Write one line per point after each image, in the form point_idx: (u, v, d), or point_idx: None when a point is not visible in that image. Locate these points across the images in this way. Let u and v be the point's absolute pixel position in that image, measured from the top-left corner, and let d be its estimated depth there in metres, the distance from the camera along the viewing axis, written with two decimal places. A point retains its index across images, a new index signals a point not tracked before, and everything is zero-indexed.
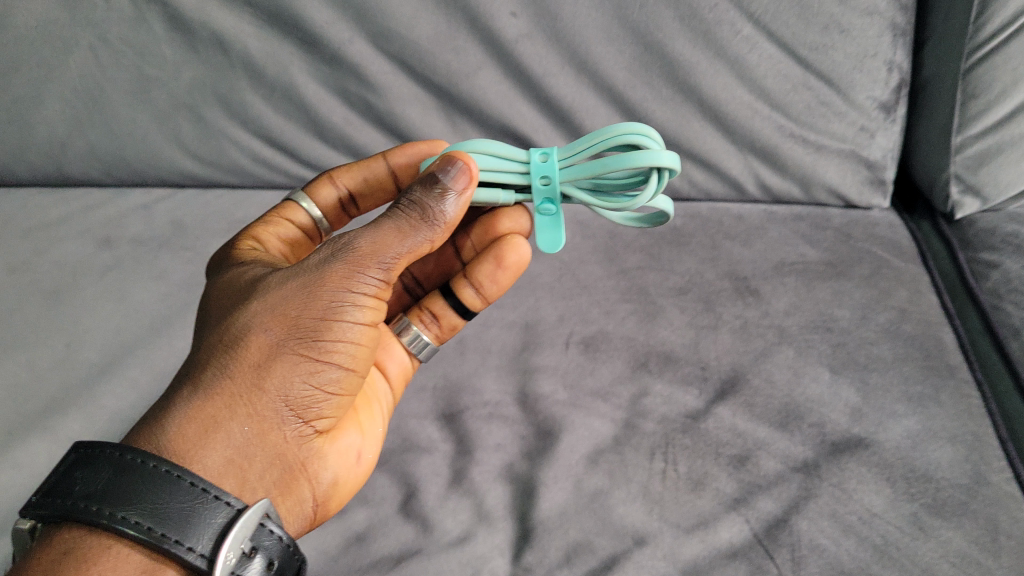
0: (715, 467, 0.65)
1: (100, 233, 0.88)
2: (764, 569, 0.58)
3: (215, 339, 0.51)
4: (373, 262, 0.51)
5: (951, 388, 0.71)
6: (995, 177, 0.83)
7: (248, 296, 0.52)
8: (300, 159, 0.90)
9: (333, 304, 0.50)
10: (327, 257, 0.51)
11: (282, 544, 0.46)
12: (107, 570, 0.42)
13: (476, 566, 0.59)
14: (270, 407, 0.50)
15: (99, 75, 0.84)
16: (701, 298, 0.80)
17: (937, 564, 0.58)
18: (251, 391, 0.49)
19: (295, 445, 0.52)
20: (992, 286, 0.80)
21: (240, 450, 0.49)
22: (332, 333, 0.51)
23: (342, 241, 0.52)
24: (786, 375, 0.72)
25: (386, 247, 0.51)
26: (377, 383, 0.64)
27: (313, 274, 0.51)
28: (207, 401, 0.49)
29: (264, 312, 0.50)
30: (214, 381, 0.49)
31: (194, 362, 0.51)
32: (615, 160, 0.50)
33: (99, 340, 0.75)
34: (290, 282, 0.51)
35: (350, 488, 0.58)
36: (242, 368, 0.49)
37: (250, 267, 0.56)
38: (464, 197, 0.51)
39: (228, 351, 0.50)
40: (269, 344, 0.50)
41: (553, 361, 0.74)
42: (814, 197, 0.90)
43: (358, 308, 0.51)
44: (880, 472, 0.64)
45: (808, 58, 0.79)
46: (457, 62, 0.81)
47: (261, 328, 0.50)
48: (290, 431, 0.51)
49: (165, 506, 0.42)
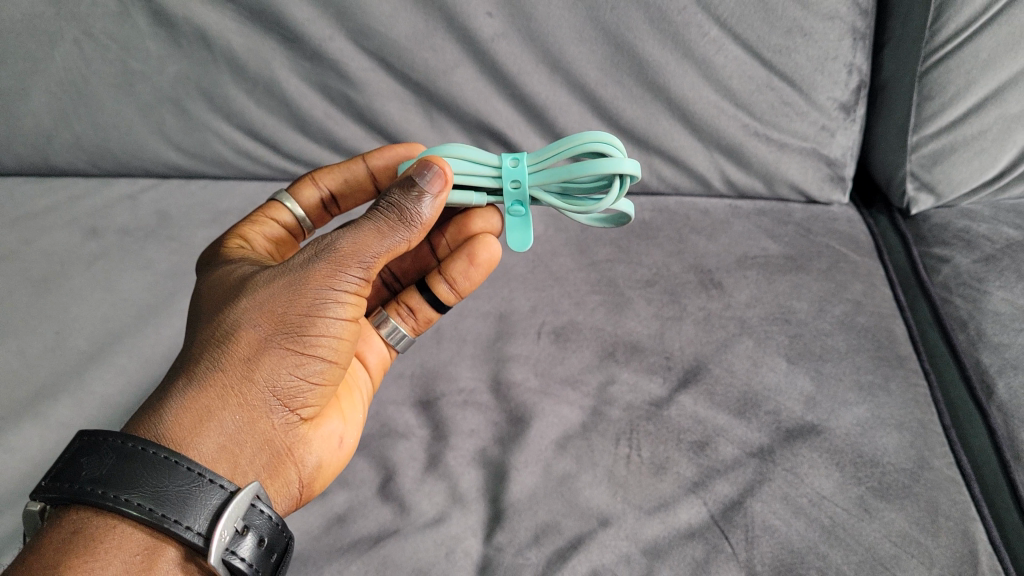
0: (676, 452, 0.69)
1: (86, 222, 0.90)
2: (719, 547, 0.63)
3: (207, 333, 0.54)
4: (354, 262, 0.54)
5: (899, 377, 0.75)
6: (948, 175, 0.88)
7: (237, 292, 0.55)
8: (281, 151, 0.92)
9: (317, 302, 0.53)
10: (311, 257, 0.54)
11: (271, 522, 0.49)
12: (113, 547, 0.45)
13: (451, 545, 0.63)
14: (259, 397, 0.53)
15: (84, 69, 0.86)
16: (667, 289, 0.84)
17: (880, 543, 0.63)
18: (241, 383, 0.53)
19: (282, 431, 0.56)
20: (943, 279, 0.84)
21: (231, 438, 0.52)
22: (316, 328, 0.54)
23: (325, 241, 0.54)
24: (746, 365, 0.76)
25: (366, 247, 0.54)
26: (357, 372, 0.67)
27: (298, 273, 0.53)
28: (200, 391, 0.52)
29: (253, 308, 0.53)
30: (206, 373, 0.53)
31: (187, 355, 0.54)
32: (580, 167, 0.53)
33: (88, 328, 0.78)
34: (277, 280, 0.54)
35: (334, 470, 0.61)
36: (232, 361, 0.53)
37: (238, 265, 0.59)
38: (440, 199, 0.53)
39: (219, 345, 0.53)
40: (258, 339, 0.53)
41: (525, 351, 0.78)
42: (777, 192, 0.94)
43: (340, 304, 0.54)
44: (831, 457, 0.69)
45: (772, 60, 0.82)
46: (435, 60, 0.84)
47: (250, 324, 0.53)
48: (277, 419, 0.55)
49: (165, 488, 0.45)
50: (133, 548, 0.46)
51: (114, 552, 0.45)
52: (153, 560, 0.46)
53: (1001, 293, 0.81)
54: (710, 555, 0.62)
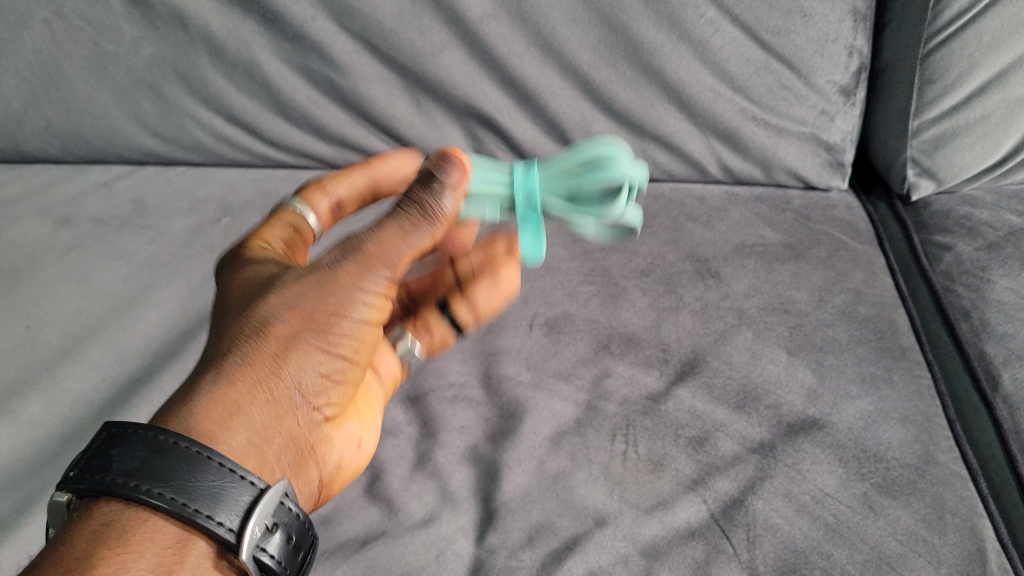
0: (674, 449, 0.67)
1: (59, 211, 0.87)
2: (721, 547, 0.61)
3: (230, 333, 0.50)
4: (380, 260, 0.52)
5: (902, 369, 0.73)
6: (950, 160, 0.85)
7: (261, 293, 0.51)
8: (261, 137, 0.89)
9: (347, 299, 0.51)
10: (337, 257, 0.52)
11: (298, 521, 0.45)
12: (143, 541, 0.40)
13: (440, 548, 0.60)
14: (287, 394, 0.49)
15: (54, 51, 0.82)
16: (663, 279, 0.81)
17: (885, 542, 0.61)
18: (269, 377, 0.48)
19: (308, 432, 0.51)
20: (945, 268, 0.82)
21: (259, 434, 0.47)
22: (344, 325, 0.51)
23: (349, 242, 0.53)
24: (745, 357, 0.74)
25: (389, 245, 0.52)
26: (372, 383, 0.62)
27: (325, 271, 0.51)
28: (227, 386, 0.47)
29: (280, 304, 0.50)
30: (232, 368, 0.48)
31: (209, 354, 0.49)
32: (590, 177, 0.58)
33: (60, 321, 0.75)
34: (303, 280, 0.51)
35: (348, 474, 0.57)
36: (260, 355, 0.49)
37: (260, 268, 0.55)
38: (458, 191, 0.54)
39: (246, 341, 0.49)
40: (287, 334, 0.49)
41: (517, 344, 0.75)
42: (774, 179, 0.90)
43: (368, 302, 0.52)
44: (833, 453, 0.67)
45: (771, 42, 0.79)
46: (422, 42, 0.81)
47: (280, 319, 0.49)
48: (304, 417, 0.50)
49: (197, 483, 0.41)
50: (164, 541, 0.40)
51: (146, 545, 0.40)
52: (184, 553, 0.41)
53: (1004, 282, 0.79)
54: (710, 555, 0.60)
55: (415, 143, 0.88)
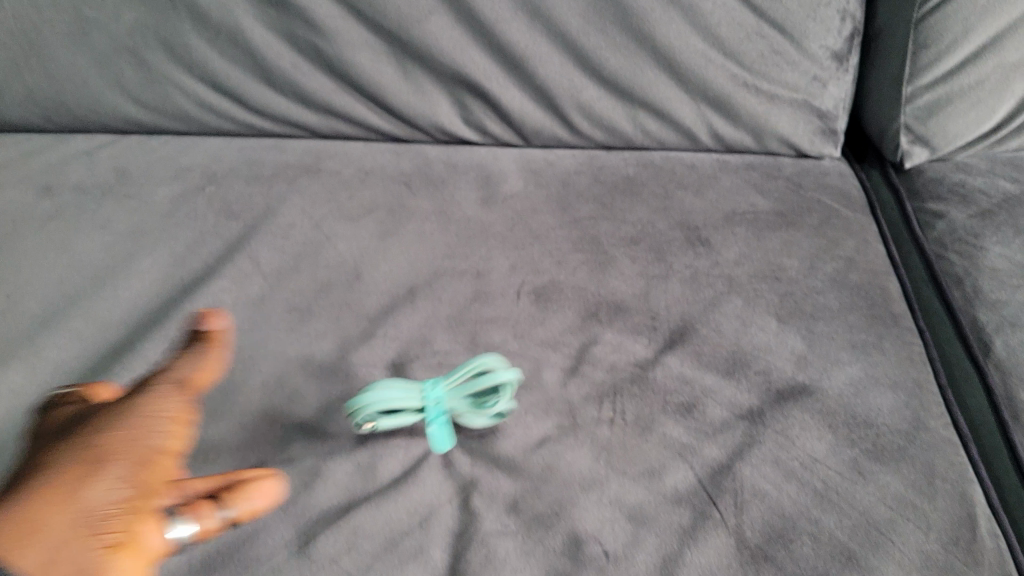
0: (662, 415, 0.66)
1: (41, 179, 0.86)
2: (707, 513, 0.60)
3: (28, 476, 0.55)
4: (90, 446, 0.55)
5: (894, 336, 0.72)
6: (944, 126, 0.84)
7: (62, 442, 0.57)
8: (246, 104, 0.88)
9: (85, 471, 0.54)
10: (71, 444, 0.56)
11: None
12: None
13: (424, 514, 0.61)
14: (63, 518, 0.51)
15: (34, 17, 0.81)
16: (653, 246, 0.80)
17: (874, 507, 0.61)
18: (32, 512, 0.51)
19: (105, 562, 0.50)
20: (937, 235, 0.81)
21: (46, 555, 0.50)
22: (88, 484, 0.53)
23: (84, 435, 0.57)
24: (734, 325, 0.73)
25: (115, 440, 0.56)
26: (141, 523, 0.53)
27: (45, 464, 0.55)
28: (11, 511, 0.51)
29: (48, 467, 0.54)
30: (17, 497, 0.53)
31: (17, 487, 0.54)
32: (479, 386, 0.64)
33: (41, 291, 0.74)
34: (59, 456, 0.55)
35: None
36: (29, 491, 0.53)
37: (64, 408, 0.61)
38: (152, 391, 0.61)
39: (33, 485, 0.53)
40: (42, 484, 0.53)
41: (504, 312, 0.74)
42: (766, 146, 0.89)
43: (117, 478, 0.54)
44: (823, 419, 0.66)
45: (763, 6, 0.78)
46: (407, 7, 0.79)
47: (30, 482, 0.53)
48: (99, 542, 0.51)
49: None
50: None
51: None
52: None
53: (998, 248, 0.78)
54: (697, 521, 0.60)
55: (402, 111, 0.87)
